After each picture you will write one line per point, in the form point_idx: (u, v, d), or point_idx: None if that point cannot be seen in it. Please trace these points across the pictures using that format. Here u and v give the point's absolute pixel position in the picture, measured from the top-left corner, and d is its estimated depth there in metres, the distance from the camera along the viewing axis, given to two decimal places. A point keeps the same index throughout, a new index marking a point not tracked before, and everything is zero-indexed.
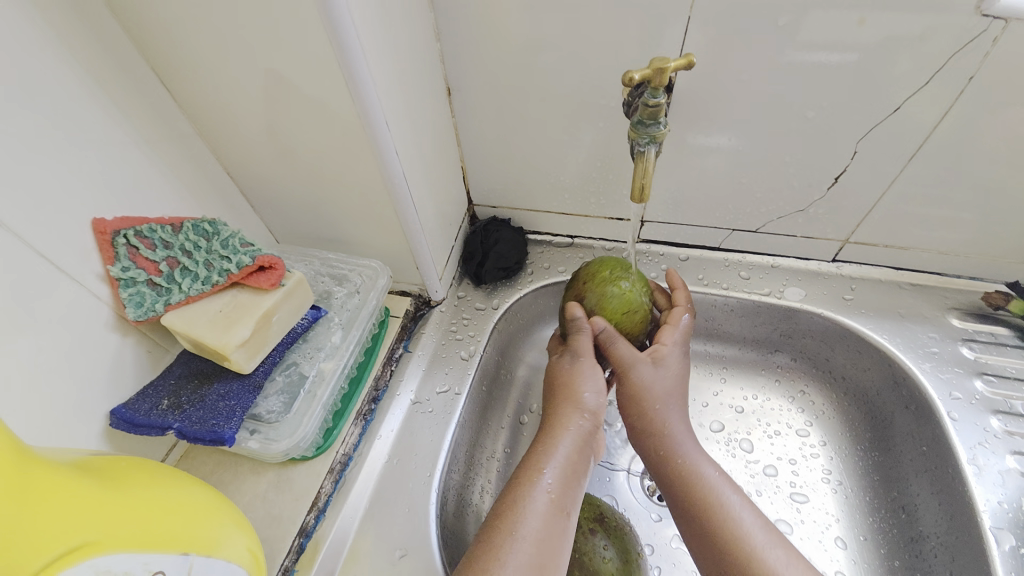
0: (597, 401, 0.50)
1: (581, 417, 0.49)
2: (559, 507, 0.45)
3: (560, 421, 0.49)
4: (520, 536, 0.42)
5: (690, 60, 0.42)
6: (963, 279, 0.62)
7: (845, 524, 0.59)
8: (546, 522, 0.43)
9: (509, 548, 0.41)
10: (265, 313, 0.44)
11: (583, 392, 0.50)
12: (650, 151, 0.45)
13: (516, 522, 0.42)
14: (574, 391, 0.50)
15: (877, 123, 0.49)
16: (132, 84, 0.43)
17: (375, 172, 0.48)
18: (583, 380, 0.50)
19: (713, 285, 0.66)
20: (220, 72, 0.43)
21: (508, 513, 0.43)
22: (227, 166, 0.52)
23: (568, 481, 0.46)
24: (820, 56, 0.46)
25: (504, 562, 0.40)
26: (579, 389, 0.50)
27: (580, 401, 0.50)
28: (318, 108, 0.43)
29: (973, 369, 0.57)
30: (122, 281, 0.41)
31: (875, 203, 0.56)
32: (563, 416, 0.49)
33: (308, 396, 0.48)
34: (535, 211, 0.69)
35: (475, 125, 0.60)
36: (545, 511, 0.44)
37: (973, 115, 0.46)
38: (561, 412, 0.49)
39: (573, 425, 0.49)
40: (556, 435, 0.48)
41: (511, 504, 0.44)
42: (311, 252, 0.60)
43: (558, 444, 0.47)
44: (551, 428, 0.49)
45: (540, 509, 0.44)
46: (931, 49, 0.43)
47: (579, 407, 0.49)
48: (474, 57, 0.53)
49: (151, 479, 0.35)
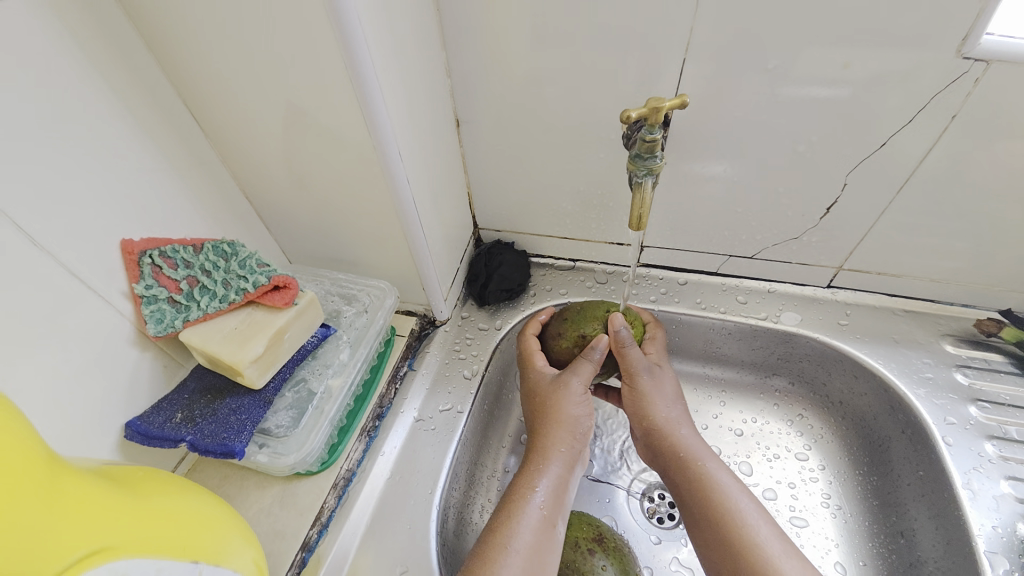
0: (581, 419, 0.51)
1: (571, 436, 0.50)
2: (550, 522, 0.46)
3: (550, 440, 0.50)
4: (512, 550, 0.43)
5: (683, 101, 0.45)
6: (956, 306, 0.63)
7: (845, 549, 0.59)
8: (538, 537, 0.44)
9: (503, 560, 0.42)
10: (278, 330, 0.46)
11: (570, 411, 0.50)
12: (647, 183, 0.48)
13: (509, 537, 0.44)
14: (560, 410, 0.50)
15: (865, 156, 0.52)
16: (163, 114, 0.46)
17: (387, 197, 0.51)
18: (569, 401, 0.50)
19: (711, 309, 0.68)
20: (246, 104, 0.46)
21: (501, 528, 0.44)
22: (246, 190, 0.55)
23: (559, 496, 0.48)
24: (808, 94, 0.49)
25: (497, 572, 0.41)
26: (565, 408, 0.50)
27: (569, 421, 0.50)
28: (335, 137, 0.46)
29: (967, 395, 0.58)
30: (144, 299, 0.43)
31: (866, 231, 0.58)
32: (552, 435, 0.50)
33: (316, 412, 0.49)
34: (538, 235, 0.71)
35: (482, 153, 0.63)
36: (537, 525, 0.45)
37: (955, 149, 0.49)
38: (550, 431, 0.50)
39: (564, 444, 0.50)
40: (546, 454, 0.49)
41: (505, 519, 0.45)
42: (322, 273, 0.62)
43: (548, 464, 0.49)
44: (543, 445, 0.50)
45: (532, 524, 0.45)
46: (912, 89, 0.46)
47: (569, 428, 0.50)
48: (483, 91, 0.56)
49: (164, 489, 0.36)
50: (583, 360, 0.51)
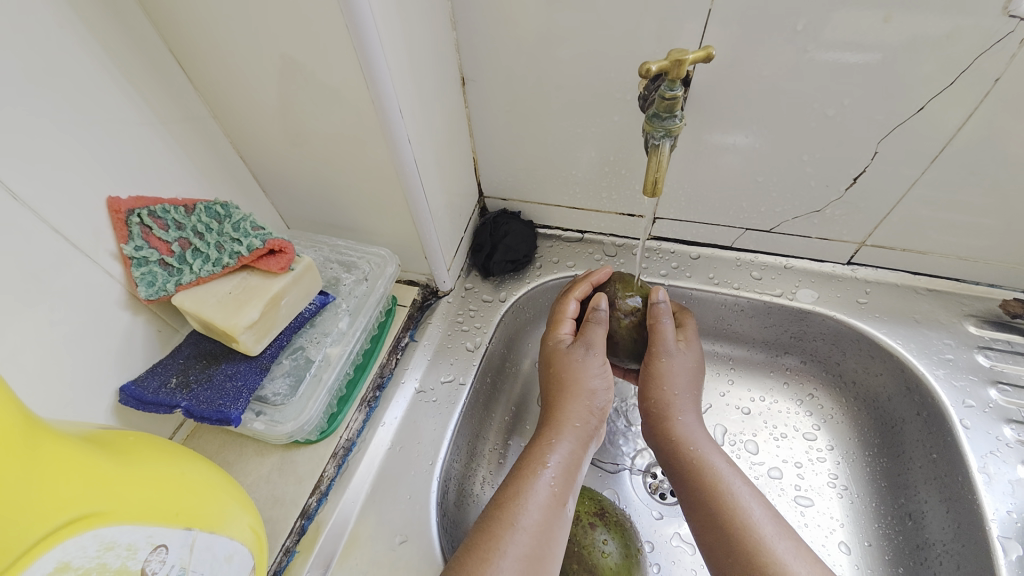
0: (602, 397, 0.50)
1: (585, 411, 0.49)
2: (558, 499, 0.44)
3: (565, 414, 0.49)
4: (518, 528, 0.41)
5: (710, 51, 0.41)
6: (983, 286, 0.60)
7: (849, 529, 0.59)
8: (546, 516, 0.43)
9: (509, 538, 0.41)
10: (273, 296, 0.44)
11: (587, 384, 0.50)
12: (665, 145, 0.45)
13: (516, 513, 0.42)
14: (580, 383, 0.50)
15: (900, 124, 0.48)
16: (148, 65, 0.43)
17: (386, 159, 0.48)
18: (588, 372, 0.50)
19: (724, 284, 0.65)
20: (236, 56, 0.43)
21: (506, 505, 0.43)
22: (240, 149, 0.53)
23: (569, 473, 0.46)
24: (844, 56, 0.45)
25: (504, 552, 0.40)
26: (583, 380, 0.50)
27: (582, 393, 0.49)
28: (331, 92, 0.43)
29: (988, 377, 0.56)
30: (134, 261, 0.42)
31: (893, 206, 0.55)
32: (567, 409, 0.49)
33: (313, 380, 0.48)
34: (546, 205, 0.68)
35: (489, 115, 0.59)
36: (543, 503, 0.43)
37: (998, 118, 0.45)
38: (566, 404, 0.49)
39: (579, 417, 0.49)
40: (560, 430, 0.48)
41: (512, 495, 0.44)
42: (321, 239, 0.60)
43: (560, 437, 0.47)
44: (554, 419, 0.49)
45: (539, 501, 0.43)
46: (957, 50, 0.42)
47: (584, 401, 0.49)
48: (490, 47, 0.52)
49: (158, 454, 0.36)
50: (595, 325, 0.52)
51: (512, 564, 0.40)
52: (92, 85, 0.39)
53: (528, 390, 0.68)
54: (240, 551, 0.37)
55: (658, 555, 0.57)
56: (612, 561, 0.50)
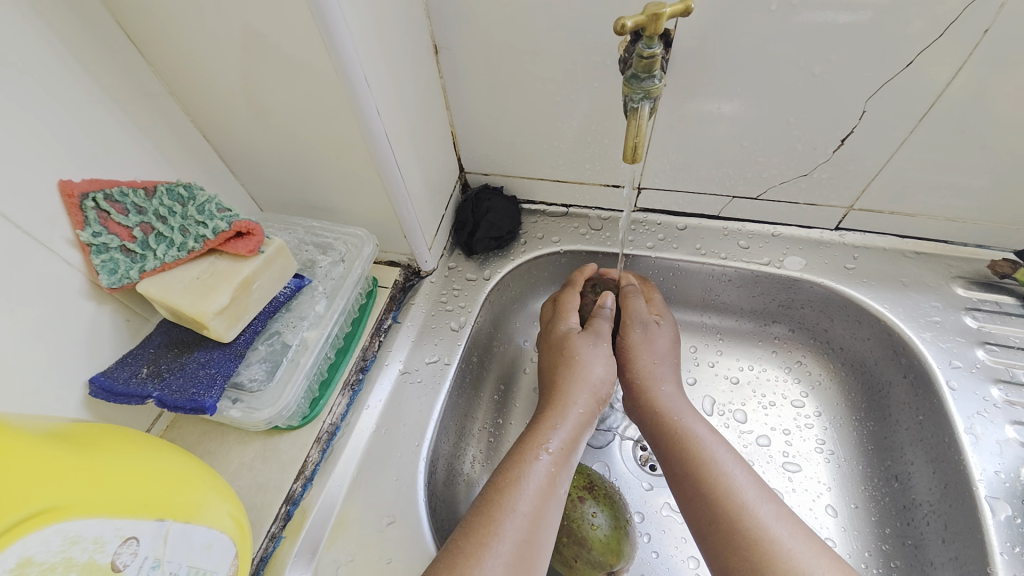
0: (606, 382, 0.50)
1: (586, 390, 0.49)
2: (558, 482, 0.44)
3: (566, 397, 0.49)
4: (515, 511, 0.41)
5: (688, 5, 0.39)
6: (970, 247, 0.60)
7: (836, 492, 0.59)
8: (543, 500, 0.42)
9: (506, 522, 0.40)
10: (244, 280, 0.42)
11: (590, 367, 0.50)
12: (644, 108, 0.43)
13: (514, 498, 0.41)
14: (584, 369, 0.50)
15: (887, 82, 0.46)
16: (93, 37, 0.40)
17: (356, 133, 0.46)
18: (593, 361, 0.51)
19: (711, 255, 0.64)
20: (184, 23, 0.40)
21: (504, 486, 0.42)
22: (204, 129, 0.50)
23: (570, 455, 0.46)
24: (833, 12, 0.42)
25: (501, 535, 0.39)
26: (588, 367, 0.50)
27: (584, 374, 0.50)
28: (291, 63, 0.41)
29: (975, 338, 0.56)
30: (94, 247, 0.40)
31: (880, 168, 0.54)
32: (568, 391, 0.49)
33: (291, 364, 0.47)
34: (528, 179, 0.67)
35: (464, 84, 0.57)
36: (542, 488, 0.43)
37: (987, 74, 0.44)
38: (570, 386, 0.49)
39: (582, 398, 0.49)
40: (562, 412, 0.48)
41: (511, 479, 0.43)
42: (294, 221, 0.58)
43: (560, 420, 0.47)
44: (555, 401, 0.49)
45: (537, 485, 0.43)
46: (948, 1, 0.40)
47: (587, 382, 0.49)
48: (462, 11, 0.49)
49: (124, 445, 0.35)
50: (601, 318, 0.54)
51: (509, 548, 0.39)
52: (33, 66, 0.36)
53: (516, 368, 0.68)
54: (220, 539, 0.37)
55: (648, 525, 0.58)
56: (602, 533, 0.50)
